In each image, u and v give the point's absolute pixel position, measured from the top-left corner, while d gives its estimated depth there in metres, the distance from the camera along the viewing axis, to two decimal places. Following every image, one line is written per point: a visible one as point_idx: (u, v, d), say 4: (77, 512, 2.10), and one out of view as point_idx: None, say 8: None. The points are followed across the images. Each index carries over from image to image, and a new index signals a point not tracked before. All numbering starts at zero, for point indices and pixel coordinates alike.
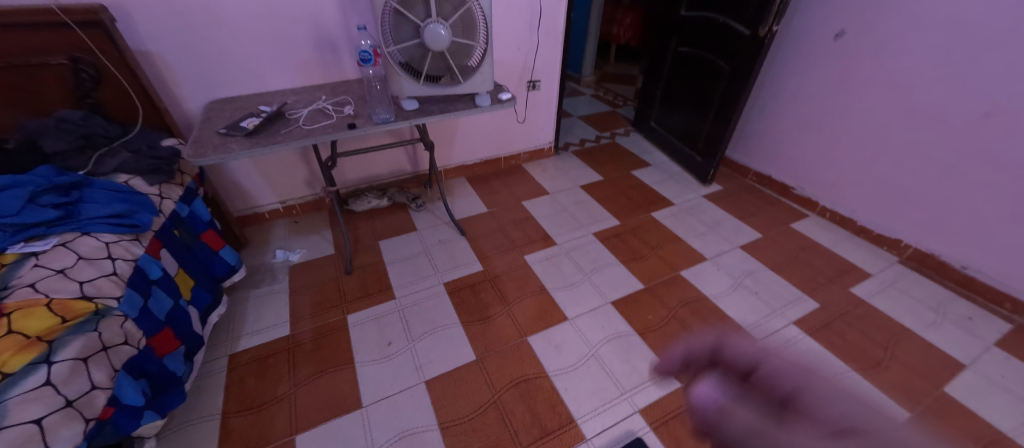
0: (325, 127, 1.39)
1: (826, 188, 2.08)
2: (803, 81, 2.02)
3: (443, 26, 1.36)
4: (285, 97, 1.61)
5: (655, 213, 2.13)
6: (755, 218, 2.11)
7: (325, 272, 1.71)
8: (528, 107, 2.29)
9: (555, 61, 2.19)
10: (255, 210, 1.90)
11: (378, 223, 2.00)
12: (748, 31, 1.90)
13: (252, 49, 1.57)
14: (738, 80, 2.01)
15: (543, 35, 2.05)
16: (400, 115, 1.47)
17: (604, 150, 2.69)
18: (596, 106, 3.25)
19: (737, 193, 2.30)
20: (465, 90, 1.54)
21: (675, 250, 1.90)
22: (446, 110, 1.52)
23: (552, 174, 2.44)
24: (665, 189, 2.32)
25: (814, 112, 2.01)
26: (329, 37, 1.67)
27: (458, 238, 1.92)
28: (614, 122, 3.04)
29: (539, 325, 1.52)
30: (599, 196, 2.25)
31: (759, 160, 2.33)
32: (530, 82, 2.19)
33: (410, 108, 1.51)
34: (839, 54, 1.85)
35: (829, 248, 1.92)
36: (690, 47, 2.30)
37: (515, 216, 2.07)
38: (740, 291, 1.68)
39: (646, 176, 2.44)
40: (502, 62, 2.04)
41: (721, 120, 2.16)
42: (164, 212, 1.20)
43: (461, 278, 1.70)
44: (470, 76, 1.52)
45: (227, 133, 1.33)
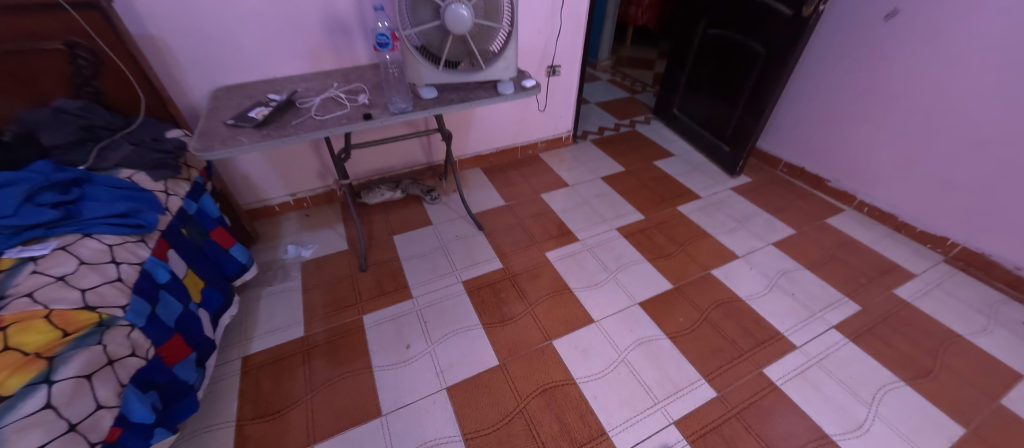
0: (338, 117, 1.30)
1: (865, 181, 1.95)
2: (846, 66, 1.87)
3: (465, 6, 1.25)
4: (295, 84, 1.52)
5: (681, 207, 2.02)
6: (787, 213, 2.00)
7: (338, 269, 1.64)
8: (548, 94, 2.17)
9: (577, 45, 2.06)
10: (265, 203, 1.83)
11: (391, 216, 1.93)
12: (790, 12, 1.76)
13: (258, 34, 1.47)
14: (776, 66, 1.88)
15: (565, 17, 1.92)
16: (418, 105, 1.37)
17: (625, 139, 2.57)
18: (614, 92, 3.11)
19: (767, 185, 2.18)
20: (487, 77, 1.44)
21: (704, 247, 1.80)
22: (467, 100, 1.42)
23: (570, 165, 2.33)
24: (691, 181, 2.21)
25: (857, 100, 1.88)
26: (340, 19, 1.56)
27: (475, 233, 1.84)
28: (634, 109, 2.90)
29: (564, 327, 1.44)
30: (621, 189, 2.14)
31: (792, 151, 2.20)
32: (550, 68, 2.07)
33: (428, 97, 1.41)
34: (889, 37, 1.70)
35: (868, 245, 1.81)
36: (722, 29, 2.15)
37: (535, 210, 1.98)
38: (775, 292, 1.58)
39: (669, 167, 2.33)
40: (522, 46, 1.91)
41: (754, 109, 2.04)
42: (171, 210, 1.13)
43: (480, 276, 1.63)
44: (492, 62, 1.41)
45: (234, 124, 1.24)
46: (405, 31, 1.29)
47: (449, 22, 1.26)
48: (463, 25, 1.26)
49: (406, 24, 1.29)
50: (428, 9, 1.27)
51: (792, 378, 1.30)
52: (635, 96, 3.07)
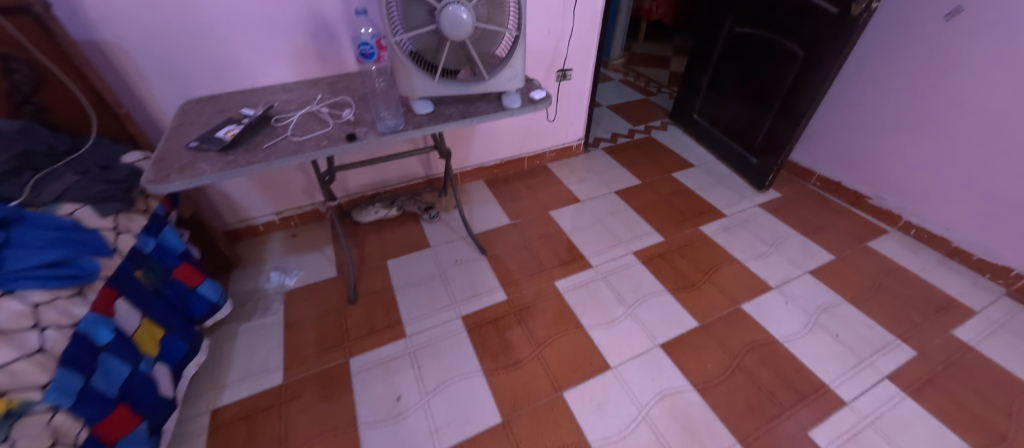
0: (318, 138, 1.12)
1: (913, 200, 1.75)
2: (897, 71, 1.66)
3: (466, 7, 1.06)
4: (274, 95, 1.34)
5: (704, 227, 1.83)
6: (825, 234, 1.80)
7: (326, 300, 1.48)
8: (558, 101, 1.98)
9: (590, 47, 1.86)
10: (247, 222, 1.67)
11: (386, 237, 1.76)
12: (835, 10, 1.55)
13: (232, 39, 1.30)
14: (816, 71, 1.67)
15: (578, 16, 1.72)
16: (411, 121, 1.18)
17: (640, 147, 2.37)
18: (627, 93, 2.90)
19: (800, 201, 1.98)
20: (490, 89, 1.25)
21: (731, 275, 1.61)
22: (467, 114, 1.23)
23: (582, 176, 2.14)
24: (714, 196, 2.01)
25: (909, 109, 1.66)
26: (324, 21, 1.38)
27: (477, 258, 1.67)
28: (649, 113, 2.69)
29: (575, 375, 1.27)
30: (637, 205, 1.95)
31: (827, 163, 1.99)
32: (559, 72, 1.87)
33: (422, 112, 1.22)
34: (952, 38, 1.49)
35: (918, 274, 1.61)
36: (752, 27, 1.93)
37: (543, 229, 1.80)
38: (816, 333, 1.40)
39: (690, 179, 2.13)
40: (529, 49, 1.72)
41: (788, 118, 1.83)
42: (121, 251, 0.96)
43: (482, 311, 1.46)
44: (496, 71, 1.23)
45: (197, 147, 1.06)
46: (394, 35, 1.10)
47: (445, 26, 1.07)
48: (463, 29, 1.08)
49: (395, 27, 1.10)
50: (421, 9, 1.09)
51: (843, 443, 1.12)
52: (651, 97, 2.85)
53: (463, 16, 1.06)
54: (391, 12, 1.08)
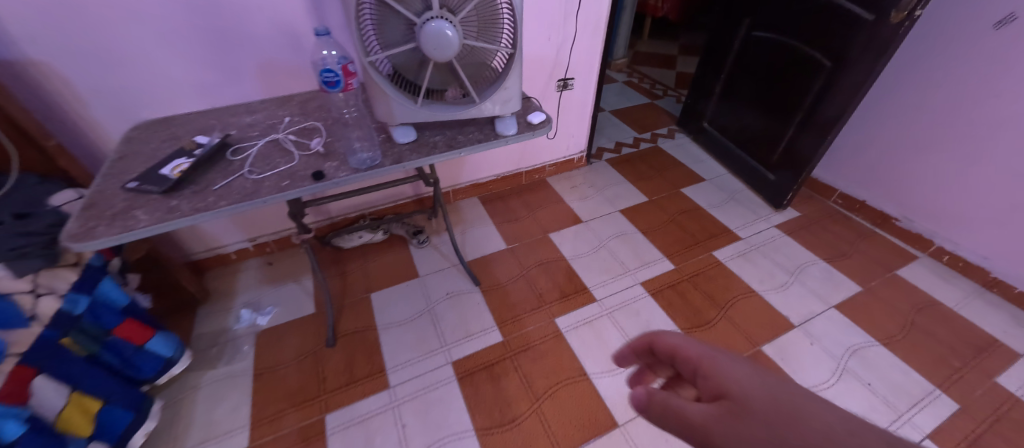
0: (281, 175, 0.95)
1: (947, 225, 1.60)
2: (935, 83, 1.50)
3: (449, 23, 0.89)
4: (236, 116, 1.17)
5: (718, 252, 1.68)
6: (850, 261, 1.65)
7: (300, 343, 1.34)
8: (558, 112, 1.81)
9: (594, 54, 1.69)
10: (217, 251, 1.51)
11: (371, 266, 1.60)
12: (869, 16, 1.39)
13: (187, 53, 1.13)
14: (844, 82, 1.51)
15: (581, 20, 1.55)
16: (389, 153, 1.02)
17: (647, 158, 2.20)
18: (631, 97, 2.71)
19: (821, 222, 1.82)
20: (481, 113, 1.08)
21: (751, 311, 1.46)
22: (455, 144, 1.06)
23: (584, 193, 1.98)
24: (728, 216, 1.85)
25: (947, 126, 1.50)
26: (293, 33, 1.21)
27: (470, 290, 1.52)
28: (656, 119, 2.51)
29: (580, 435, 1.13)
30: (644, 226, 1.79)
31: (852, 180, 1.83)
32: (561, 81, 1.70)
33: (404, 140, 1.06)
34: (1002, 50, 1.32)
35: (953, 309, 1.47)
36: (772, 32, 1.76)
37: (542, 256, 1.65)
38: (846, 381, 1.27)
39: (700, 195, 1.97)
40: (527, 58, 1.55)
41: (810, 132, 1.67)
42: (40, 318, 0.81)
43: (475, 355, 1.31)
44: (488, 92, 1.06)
45: (137, 188, 0.90)
46: (368, 55, 0.94)
47: (427, 46, 0.91)
48: (447, 49, 0.91)
49: (368, 45, 0.94)
50: (399, 24, 0.92)
51: None
52: (657, 101, 2.67)
53: (447, 34, 0.89)
54: (363, 28, 0.91)
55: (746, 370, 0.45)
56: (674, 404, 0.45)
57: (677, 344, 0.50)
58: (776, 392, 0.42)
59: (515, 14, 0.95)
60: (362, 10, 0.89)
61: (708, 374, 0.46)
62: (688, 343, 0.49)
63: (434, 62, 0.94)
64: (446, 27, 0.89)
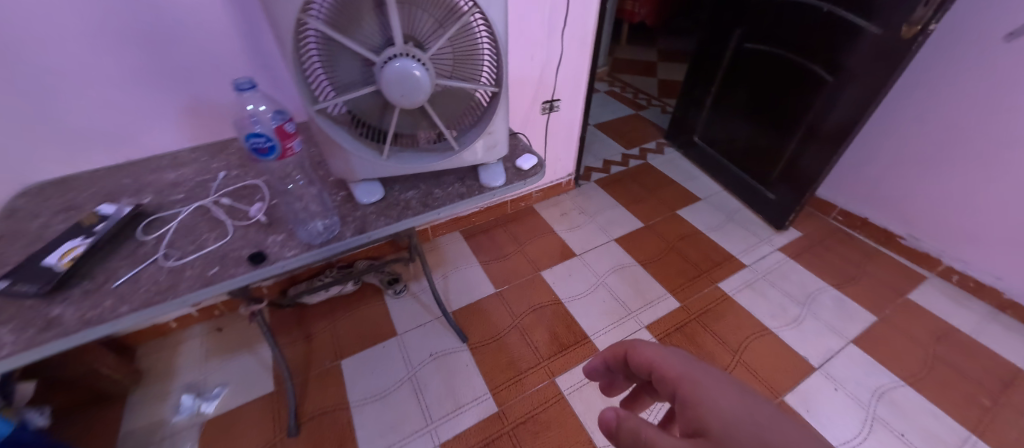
0: (209, 258, 0.74)
1: (956, 244, 1.52)
2: (943, 97, 1.41)
3: (417, 63, 0.71)
4: (155, 172, 0.94)
5: (724, 283, 1.55)
6: (860, 284, 1.55)
7: (256, 433, 1.12)
8: (544, 135, 1.64)
9: (581, 73, 1.53)
10: (151, 321, 1.27)
11: (340, 324, 1.39)
12: (876, 30, 1.28)
13: (82, 97, 0.89)
14: (850, 96, 1.40)
15: (567, 36, 1.38)
16: (350, 217, 0.82)
17: (638, 176, 2.06)
18: (615, 108, 2.57)
19: (826, 241, 1.72)
20: (462, 162, 0.90)
21: (767, 352, 1.34)
22: (430, 202, 0.87)
23: (575, 220, 1.81)
24: (729, 240, 1.72)
25: (955, 141, 1.42)
26: (225, 63, 0.98)
27: (456, 348, 1.33)
28: (643, 131, 2.37)
29: None
30: (643, 256, 1.64)
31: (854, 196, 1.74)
32: (546, 104, 1.53)
33: (368, 199, 0.86)
34: (1015, 63, 1.24)
35: (972, 337, 1.38)
36: (767, 43, 1.65)
37: (535, 300, 1.47)
38: (877, 433, 1.15)
39: (698, 217, 1.83)
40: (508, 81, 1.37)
41: (814, 144, 1.56)
42: None
43: (466, 434, 1.13)
44: (468, 137, 0.88)
45: (5, 290, 0.67)
46: (315, 101, 0.75)
47: (389, 90, 0.72)
48: (415, 92, 0.73)
49: (317, 89, 0.74)
50: (354, 63, 0.73)
51: None
52: (642, 112, 2.54)
53: (415, 75, 0.71)
54: (307, 69, 0.72)
55: (728, 396, 0.50)
56: (644, 431, 0.53)
57: (659, 364, 0.57)
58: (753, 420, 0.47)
59: (497, 46, 0.77)
60: (305, 47, 0.70)
61: (692, 407, 0.52)
62: (674, 367, 0.56)
63: (401, 109, 0.76)
64: (412, 66, 0.70)
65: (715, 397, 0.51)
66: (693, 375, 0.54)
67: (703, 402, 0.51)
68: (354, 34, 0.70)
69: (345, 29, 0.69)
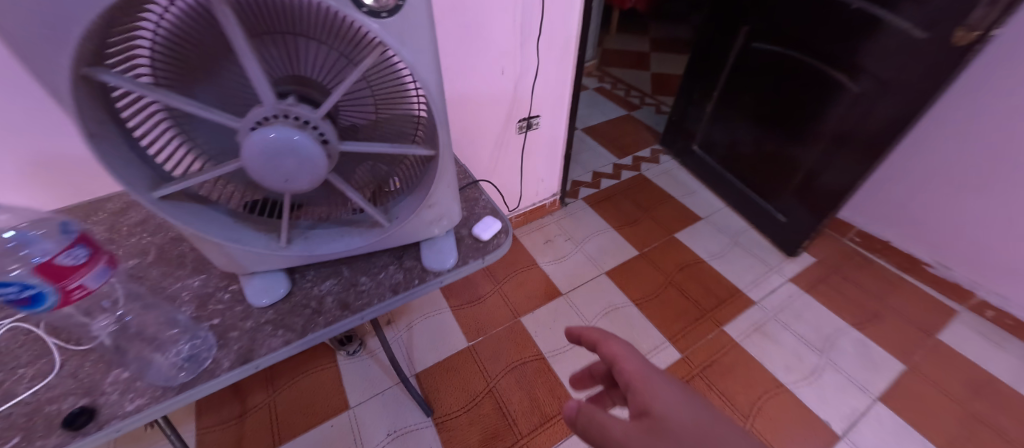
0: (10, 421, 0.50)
1: (992, 275, 1.31)
2: (990, 110, 1.16)
3: (299, 135, 0.46)
4: None
5: (732, 327, 1.34)
6: (885, 324, 1.34)
7: None
8: (521, 156, 1.39)
9: (562, 83, 1.27)
10: None
11: (282, 398, 1.17)
12: (920, 34, 1.04)
13: None
14: (882, 107, 1.17)
15: (544, 43, 1.12)
16: (232, 335, 0.59)
17: (631, 190, 1.82)
18: (605, 108, 2.30)
19: (843, 269, 1.50)
20: (396, 240, 0.66)
21: (782, 417, 1.14)
22: (349, 300, 0.64)
23: (560, 248, 1.57)
24: (734, 270, 1.50)
25: (1003, 163, 1.18)
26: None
27: (420, 423, 1.13)
28: (636, 136, 2.11)
29: None
30: (638, 294, 1.42)
31: (876, 217, 1.52)
32: (522, 122, 1.28)
33: (264, 302, 0.62)
34: None
35: (1015, 389, 1.19)
36: (780, 44, 1.41)
37: (512, 357, 1.26)
38: None
39: (699, 242, 1.60)
40: (471, 100, 1.11)
41: (844, 152, 1.30)
42: None
43: None
44: (402, 212, 0.63)
45: None
46: (168, 182, 0.52)
47: (258, 171, 0.48)
48: (301, 171, 0.48)
49: (170, 163, 0.52)
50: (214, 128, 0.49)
51: None
52: (635, 112, 2.28)
53: (295, 148, 0.46)
54: (146, 138, 0.49)
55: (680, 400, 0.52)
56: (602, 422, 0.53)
57: (621, 361, 0.56)
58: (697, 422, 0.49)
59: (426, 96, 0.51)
60: (133, 110, 0.46)
61: (646, 402, 0.52)
62: (635, 367, 0.55)
63: (288, 194, 0.52)
64: (288, 136, 0.46)
65: (669, 399, 0.52)
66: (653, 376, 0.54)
67: (657, 399, 0.52)
68: (203, 88, 0.46)
69: (186, 82, 0.45)
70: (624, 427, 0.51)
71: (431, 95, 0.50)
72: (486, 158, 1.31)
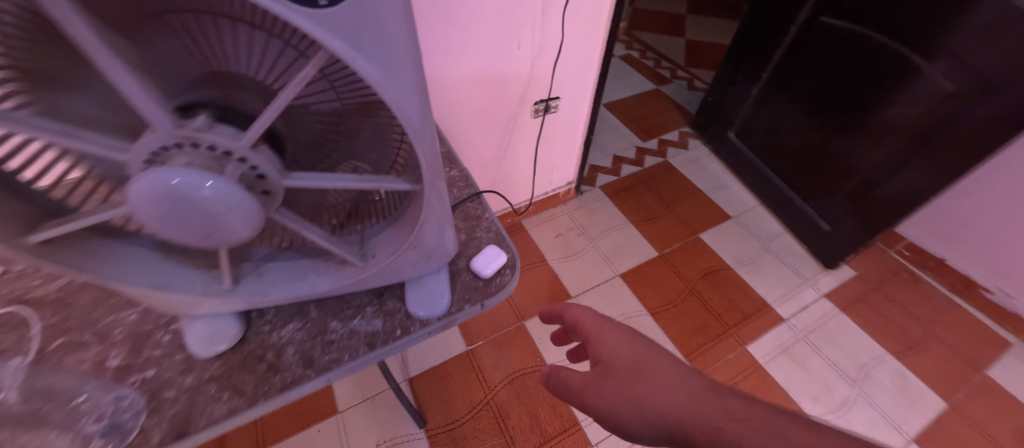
0: None
1: None
2: None
3: (211, 181, 0.32)
4: None
5: (756, 347, 1.22)
6: (928, 354, 1.22)
7: None
8: (536, 143, 1.22)
9: (590, 61, 1.08)
10: None
11: None
12: None
13: None
14: (976, 112, 0.96)
15: (570, 12, 0.92)
16: (167, 397, 0.48)
17: (654, 180, 1.64)
18: (631, 80, 2.06)
19: (885, 287, 1.35)
20: (373, 282, 0.53)
21: None
22: (314, 354, 0.52)
23: (571, 244, 1.43)
24: (763, 280, 1.36)
25: None
26: None
27: (413, 435, 1.06)
28: (663, 114, 1.89)
29: None
30: (655, 302, 1.30)
31: (940, 236, 1.36)
32: (539, 104, 1.10)
33: (209, 353, 0.50)
34: None
35: None
36: (855, 22, 1.17)
37: (514, 366, 1.17)
38: None
39: (727, 245, 1.45)
40: (479, 79, 0.93)
41: (918, 157, 1.10)
42: None
43: None
44: (377, 249, 0.50)
45: None
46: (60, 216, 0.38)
47: (167, 227, 0.34)
48: (220, 223, 0.34)
49: (61, 190, 0.38)
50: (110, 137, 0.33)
51: None
52: (664, 87, 2.03)
53: (209, 201, 0.32)
54: (19, 158, 0.33)
55: (630, 345, 0.51)
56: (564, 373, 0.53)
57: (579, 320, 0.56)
58: (644, 359, 0.49)
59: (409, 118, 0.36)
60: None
61: (599, 348, 0.52)
62: (589, 316, 0.56)
63: (220, 248, 0.38)
64: (194, 186, 0.31)
65: (618, 340, 0.52)
66: (605, 329, 0.53)
67: (608, 342, 0.52)
68: (88, 91, 0.30)
69: (62, 82, 0.29)
70: (581, 376, 0.52)
71: (404, 115, 0.34)
72: (495, 145, 1.14)
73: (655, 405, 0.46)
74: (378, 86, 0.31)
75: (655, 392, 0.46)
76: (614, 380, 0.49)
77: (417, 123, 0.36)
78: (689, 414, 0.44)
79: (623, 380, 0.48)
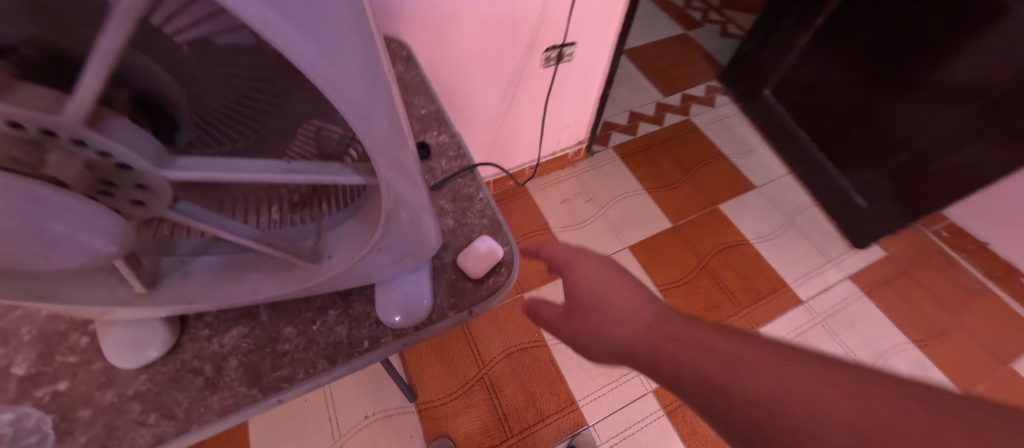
0: None
1: None
2: None
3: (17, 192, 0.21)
4: None
5: (769, 330, 1.14)
6: (953, 345, 1.14)
7: None
8: (544, 97, 1.05)
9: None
10: None
11: None
12: None
13: None
14: None
15: None
16: (80, 419, 0.39)
17: (674, 142, 1.48)
18: (656, 22, 1.81)
19: (917, 270, 1.24)
20: (333, 285, 0.42)
21: None
22: (262, 369, 0.42)
23: (578, 210, 1.31)
24: (785, 258, 1.25)
25: None
26: None
27: (402, 408, 1.01)
28: (689, 65, 1.68)
29: None
30: (665, 278, 1.21)
31: (991, 219, 1.23)
32: (550, 52, 0.93)
33: (133, 366, 0.41)
34: None
35: None
36: None
37: (510, 341, 1.10)
38: None
39: (748, 218, 1.32)
40: (479, 17, 0.76)
41: (988, 132, 0.94)
42: None
43: None
44: (335, 247, 0.39)
45: None
46: None
47: None
48: (58, 245, 0.24)
49: None
50: None
51: None
52: (692, 32, 1.79)
53: (34, 218, 0.22)
54: None
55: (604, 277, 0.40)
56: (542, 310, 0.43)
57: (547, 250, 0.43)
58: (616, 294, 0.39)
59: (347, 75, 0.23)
60: None
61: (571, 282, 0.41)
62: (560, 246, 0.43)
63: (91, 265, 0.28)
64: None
65: (593, 274, 0.40)
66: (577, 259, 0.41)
67: (577, 277, 0.41)
68: None
69: None
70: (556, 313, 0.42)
71: (329, 78, 0.22)
72: (497, 99, 0.98)
73: (636, 349, 0.36)
74: (264, 24, 0.18)
75: (625, 337, 0.37)
76: (583, 326, 0.39)
77: (345, 85, 0.23)
78: (658, 359, 0.34)
79: (590, 323, 0.39)
